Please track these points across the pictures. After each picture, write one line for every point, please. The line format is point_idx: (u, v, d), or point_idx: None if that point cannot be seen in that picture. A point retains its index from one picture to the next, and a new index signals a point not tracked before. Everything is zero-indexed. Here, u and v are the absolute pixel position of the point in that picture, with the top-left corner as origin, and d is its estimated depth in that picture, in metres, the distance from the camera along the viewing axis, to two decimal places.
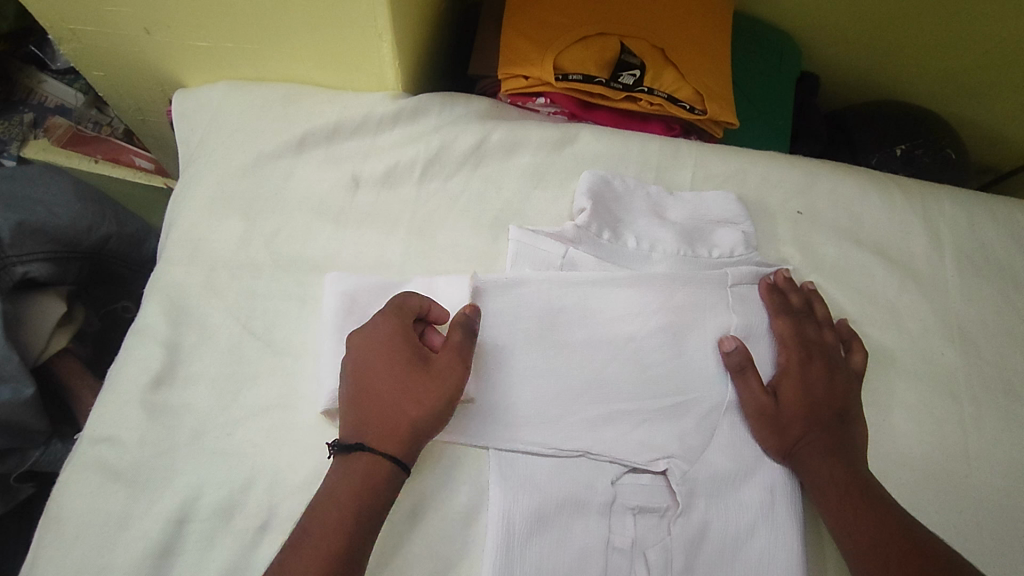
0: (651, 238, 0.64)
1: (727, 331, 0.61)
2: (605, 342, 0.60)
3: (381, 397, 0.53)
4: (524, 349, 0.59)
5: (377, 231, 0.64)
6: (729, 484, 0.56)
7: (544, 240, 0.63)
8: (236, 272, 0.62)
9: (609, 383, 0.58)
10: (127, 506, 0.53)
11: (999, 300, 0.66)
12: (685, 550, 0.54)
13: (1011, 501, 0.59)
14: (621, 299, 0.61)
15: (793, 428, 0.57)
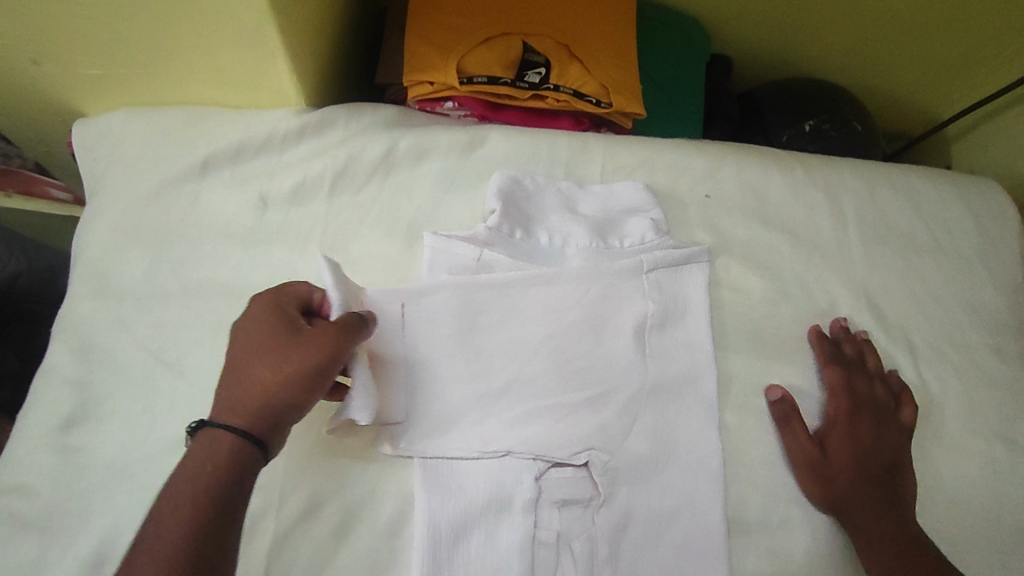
0: (563, 233, 0.65)
1: (644, 318, 0.62)
2: (523, 341, 0.61)
3: (233, 377, 0.48)
4: (446, 358, 0.60)
5: (288, 249, 0.63)
6: (652, 470, 0.58)
7: (459, 244, 0.63)
8: (145, 303, 0.61)
9: (528, 381, 0.59)
10: (42, 552, 0.52)
11: (899, 266, 0.69)
12: (610, 537, 0.55)
13: (918, 457, 0.62)
14: (539, 297, 0.62)
15: (837, 440, 0.60)
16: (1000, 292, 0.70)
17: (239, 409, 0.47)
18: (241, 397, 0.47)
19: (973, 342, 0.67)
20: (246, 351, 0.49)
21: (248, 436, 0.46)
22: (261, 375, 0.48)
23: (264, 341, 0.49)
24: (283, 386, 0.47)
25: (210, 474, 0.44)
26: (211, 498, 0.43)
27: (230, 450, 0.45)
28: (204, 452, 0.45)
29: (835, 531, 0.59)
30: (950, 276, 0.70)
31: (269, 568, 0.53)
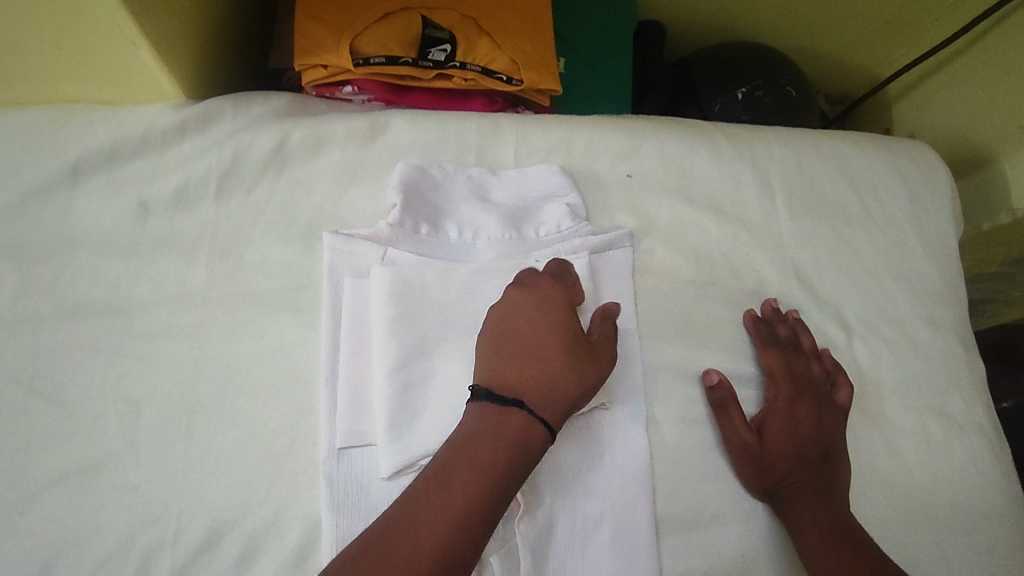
0: (475, 225, 0.61)
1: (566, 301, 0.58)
2: (441, 338, 0.56)
3: (542, 355, 0.50)
4: (359, 371, 0.56)
5: (174, 258, 0.58)
6: (576, 474, 0.54)
7: (362, 244, 0.59)
8: (10, 327, 0.55)
9: (443, 391, 0.54)
10: None
11: (831, 238, 0.66)
12: (533, 549, 0.51)
13: (855, 436, 0.60)
14: (451, 289, 0.58)
15: (772, 429, 0.57)
16: (933, 258, 0.68)
17: (548, 395, 0.48)
18: (527, 377, 0.49)
19: (906, 312, 0.65)
20: (545, 329, 0.51)
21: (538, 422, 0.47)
22: (545, 359, 0.50)
23: (574, 333, 0.52)
24: (575, 378, 0.50)
25: (487, 460, 0.45)
26: (492, 484, 0.45)
27: (523, 427, 0.47)
28: (498, 424, 0.47)
29: (769, 522, 0.57)
30: (881, 245, 0.67)
31: None
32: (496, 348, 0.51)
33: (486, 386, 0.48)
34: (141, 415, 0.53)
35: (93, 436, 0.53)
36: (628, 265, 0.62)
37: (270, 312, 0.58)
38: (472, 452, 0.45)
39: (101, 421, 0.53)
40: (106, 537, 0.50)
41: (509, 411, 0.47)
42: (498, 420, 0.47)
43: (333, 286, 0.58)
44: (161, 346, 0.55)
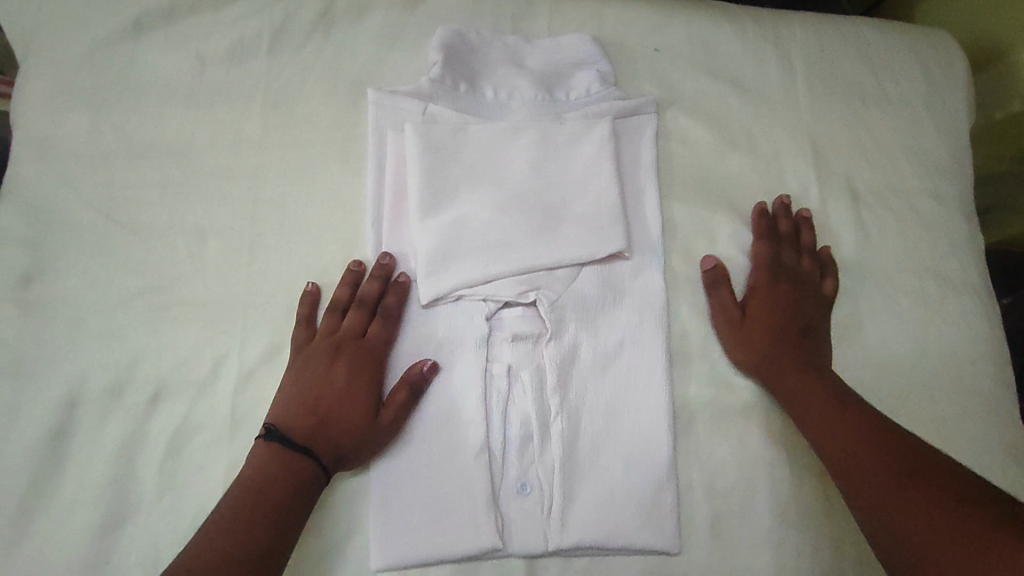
0: (510, 87, 0.65)
1: (595, 160, 0.63)
2: (479, 185, 0.62)
3: (307, 401, 0.56)
4: (402, 215, 0.62)
5: (230, 109, 0.63)
6: (599, 309, 0.61)
7: (404, 99, 0.63)
8: (87, 163, 0.60)
9: (479, 231, 0.60)
10: (16, 398, 0.55)
11: (846, 115, 0.70)
12: (557, 369, 0.58)
13: (852, 292, 0.66)
14: (488, 140, 0.62)
15: (755, 303, 0.62)
16: (944, 138, 0.71)
17: (318, 438, 0.54)
18: (298, 419, 0.55)
19: (914, 185, 0.69)
20: (338, 373, 0.57)
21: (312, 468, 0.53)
22: (327, 402, 0.56)
23: (336, 381, 0.57)
24: (354, 420, 0.55)
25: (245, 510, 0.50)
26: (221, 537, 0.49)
27: (306, 477, 0.53)
28: (268, 456, 0.53)
29: None
30: (895, 123, 0.70)
31: (233, 404, 0.58)
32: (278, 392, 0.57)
33: (271, 425, 0.54)
34: (207, 246, 0.60)
35: (166, 261, 0.59)
36: (653, 130, 0.66)
37: (321, 161, 0.63)
38: (236, 503, 0.51)
39: (173, 248, 0.59)
40: (181, 345, 0.58)
41: (280, 446, 0.53)
42: (281, 452, 0.53)
43: (377, 136, 0.63)
44: (224, 187, 0.61)
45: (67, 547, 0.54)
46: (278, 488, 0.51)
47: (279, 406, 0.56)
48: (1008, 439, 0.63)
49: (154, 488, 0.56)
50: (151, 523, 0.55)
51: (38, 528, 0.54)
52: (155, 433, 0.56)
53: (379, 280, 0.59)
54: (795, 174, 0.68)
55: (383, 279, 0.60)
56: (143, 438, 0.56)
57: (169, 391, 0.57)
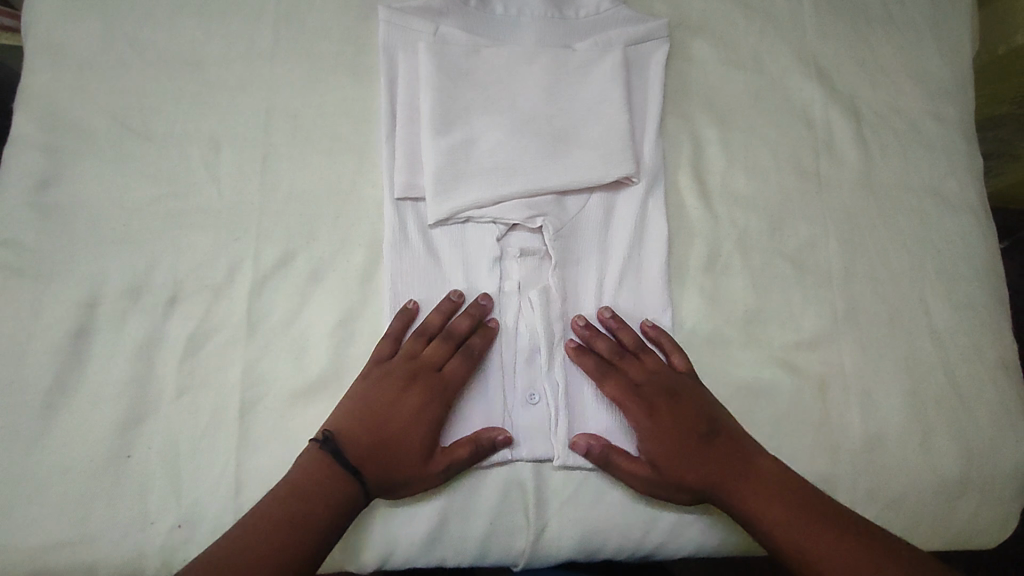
0: (519, 5, 0.66)
1: (606, 78, 0.64)
2: (489, 107, 0.62)
3: (371, 421, 0.54)
4: (412, 134, 0.62)
5: (241, 20, 0.64)
6: (603, 233, 0.61)
7: (416, 15, 0.63)
8: (103, 71, 0.62)
9: (489, 153, 0.61)
10: (36, 297, 0.56)
11: (851, 34, 0.70)
12: (561, 289, 0.59)
13: (861, 209, 0.66)
14: (498, 60, 0.63)
15: (686, 434, 0.55)
16: (946, 57, 0.72)
17: (369, 470, 0.52)
18: (360, 433, 0.53)
19: (915, 107, 0.70)
20: (407, 404, 0.54)
21: (352, 495, 0.51)
22: (391, 431, 0.54)
23: (403, 406, 0.54)
24: (407, 460, 0.53)
25: None
26: None
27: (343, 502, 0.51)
28: (318, 466, 0.52)
29: (779, 276, 0.63)
30: (899, 45, 0.71)
31: (249, 310, 0.57)
32: (343, 403, 0.55)
33: (330, 433, 0.53)
34: (220, 154, 0.61)
35: (180, 168, 0.60)
36: (664, 50, 0.67)
37: (332, 71, 0.63)
38: None
39: (188, 156, 0.60)
40: (197, 249, 0.58)
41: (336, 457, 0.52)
42: (329, 470, 0.52)
43: (387, 54, 0.63)
44: (237, 97, 0.62)
45: (85, 444, 0.53)
46: (309, 507, 0.50)
47: (341, 416, 0.54)
48: (1004, 349, 0.65)
49: (172, 388, 0.55)
50: (172, 421, 0.55)
51: (58, 424, 0.53)
52: (172, 337, 0.56)
53: (470, 318, 0.57)
54: (801, 94, 0.68)
55: (476, 318, 0.57)
56: (160, 342, 0.56)
57: (187, 295, 0.57)
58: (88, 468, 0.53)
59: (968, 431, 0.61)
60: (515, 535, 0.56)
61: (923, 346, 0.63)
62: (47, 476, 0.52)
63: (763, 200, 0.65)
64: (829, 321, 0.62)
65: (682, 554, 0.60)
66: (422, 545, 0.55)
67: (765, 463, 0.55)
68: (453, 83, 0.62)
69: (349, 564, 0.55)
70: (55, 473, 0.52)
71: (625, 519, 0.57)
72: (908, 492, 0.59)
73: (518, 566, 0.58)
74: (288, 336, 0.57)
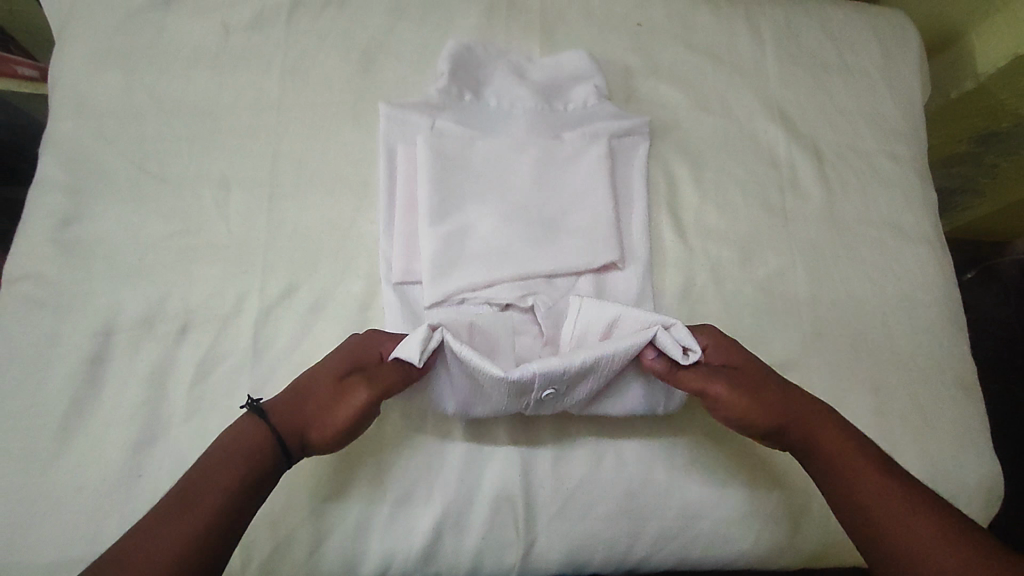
0: (511, 98, 0.71)
1: (593, 163, 0.67)
2: (482, 196, 0.65)
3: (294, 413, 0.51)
4: (410, 224, 0.65)
5: (252, 72, 0.70)
6: None
7: (418, 112, 0.68)
8: (123, 119, 0.67)
9: (483, 240, 0.63)
10: (55, 327, 0.60)
11: (811, 82, 0.77)
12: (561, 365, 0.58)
13: (825, 240, 0.71)
14: (489, 147, 0.66)
15: (767, 393, 0.53)
16: (899, 102, 0.78)
17: (284, 426, 0.50)
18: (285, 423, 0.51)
19: (872, 147, 0.76)
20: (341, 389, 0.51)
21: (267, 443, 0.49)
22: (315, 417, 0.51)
23: (334, 372, 0.52)
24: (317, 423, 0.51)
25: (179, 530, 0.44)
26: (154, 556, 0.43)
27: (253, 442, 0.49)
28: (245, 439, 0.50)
29: (751, 302, 0.68)
30: (854, 91, 0.78)
31: (255, 337, 0.61)
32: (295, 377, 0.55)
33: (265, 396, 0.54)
34: (229, 194, 0.66)
35: (192, 206, 0.65)
36: (646, 148, 0.71)
37: (335, 118, 0.69)
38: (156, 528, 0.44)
39: (200, 195, 0.65)
40: (207, 281, 0.63)
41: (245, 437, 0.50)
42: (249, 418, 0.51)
43: (385, 147, 0.67)
44: (246, 142, 0.67)
45: (99, 465, 0.56)
46: (220, 479, 0.47)
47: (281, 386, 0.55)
48: (962, 369, 0.69)
49: (182, 412, 0.59)
50: (181, 442, 0.58)
51: (74, 447, 0.57)
52: (183, 363, 0.60)
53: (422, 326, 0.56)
54: (766, 135, 0.74)
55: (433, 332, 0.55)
56: (171, 368, 0.60)
57: (197, 324, 0.61)
58: (101, 488, 0.55)
59: (932, 445, 0.65)
60: (505, 549, 0.59)
61: (887, 367, 0.67)
62: (61, 496, 0.55)
63: (733, 232, 0.70)
64: (798, 344, 0.67)
65: (665, 567, 0.63)
66: (418, 559, 0.58)
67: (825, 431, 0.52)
68: (446, 167, 0.65)
69: None
70: (69, 494, 0.55)
71: (610, 533, 0.60)
72: None
73: None
74: (290, 362, 0.61)
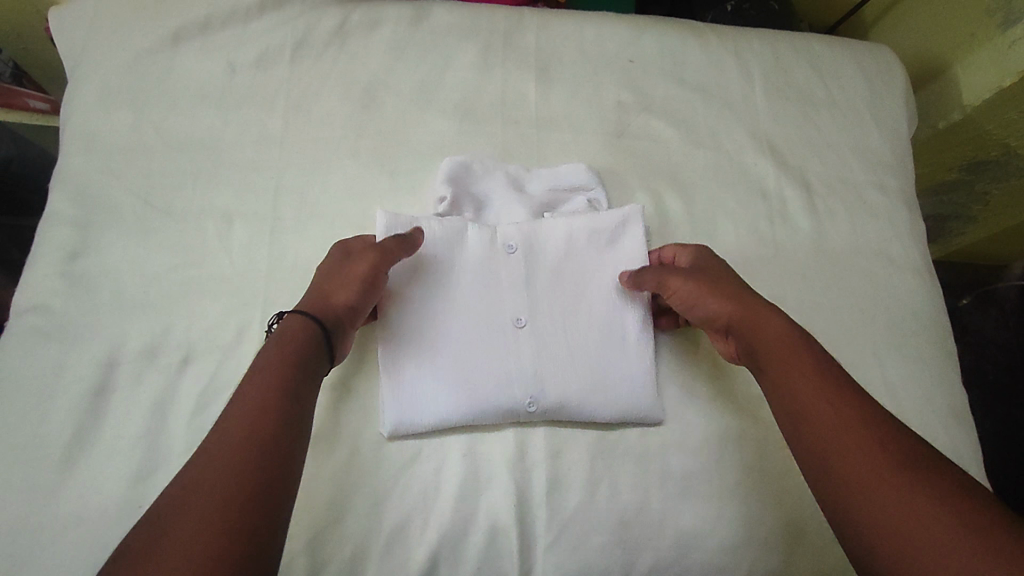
0: (503, 211, 0.71)
1: (581, 244, 0.69)
2: (475, 284, 0.66)
3: (321, 301, 0.59)
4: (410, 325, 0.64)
5: (256, 109, 0.72)
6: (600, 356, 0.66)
7: (404, 242, 0.66)
8: (130, 155, 0.70)
9: (480, 333, 0.64)
10: (60, 358, 0.61)
11: (799, 116, 0.79)
12: (535, 351, 0.65)
13: (814, 270, 0.73)
14: (482, 247, 0.67)
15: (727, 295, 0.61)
16: (885, 134, 0.80)
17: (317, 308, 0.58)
18: (316, 307, 0.58)
19: (859, 178, 0.78)
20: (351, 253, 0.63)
21: (314, 331, 0.56)
22: (335, 282, 0.60)
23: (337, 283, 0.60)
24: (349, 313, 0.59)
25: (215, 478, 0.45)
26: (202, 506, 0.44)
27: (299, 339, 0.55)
28: (286, 334, 0.55)
29: None
30: (842, 124, 0.80)
31: None
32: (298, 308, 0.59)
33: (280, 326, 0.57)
34: (232, 227, 0.67)
35: (196, 238, 0.67)
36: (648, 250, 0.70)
37: (336, 153, 0.71)
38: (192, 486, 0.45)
39: (203, 229, 0.67)
40: (209, 313, 0.64)
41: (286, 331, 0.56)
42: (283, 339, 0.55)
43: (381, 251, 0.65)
44: (249, 176, 0.70)
45: (99, 495, 0.57)
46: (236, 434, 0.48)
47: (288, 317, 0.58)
48: (952, 397, 0.70)
49: (182, 442, 0.60)
50: None
51: (76, 477, 0.58)
52: (184, 393, 0.61)
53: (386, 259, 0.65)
54: (756, 167, 0.76)
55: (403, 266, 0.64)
56: (173, 397, 0.61)
57: (199, 354, 0.63)
58: (100, 519, 0.56)
59: None
60: None
61: (880, 395, 0.68)
62: (62, 527, 0.56)
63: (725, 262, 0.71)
64: None
65: None
66: None
67: (798, 381, 0.53)
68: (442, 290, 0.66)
69: None
70: (70, 524, 0.56)
71: (604, 563, 0.60)
72: None
73: None
74: None
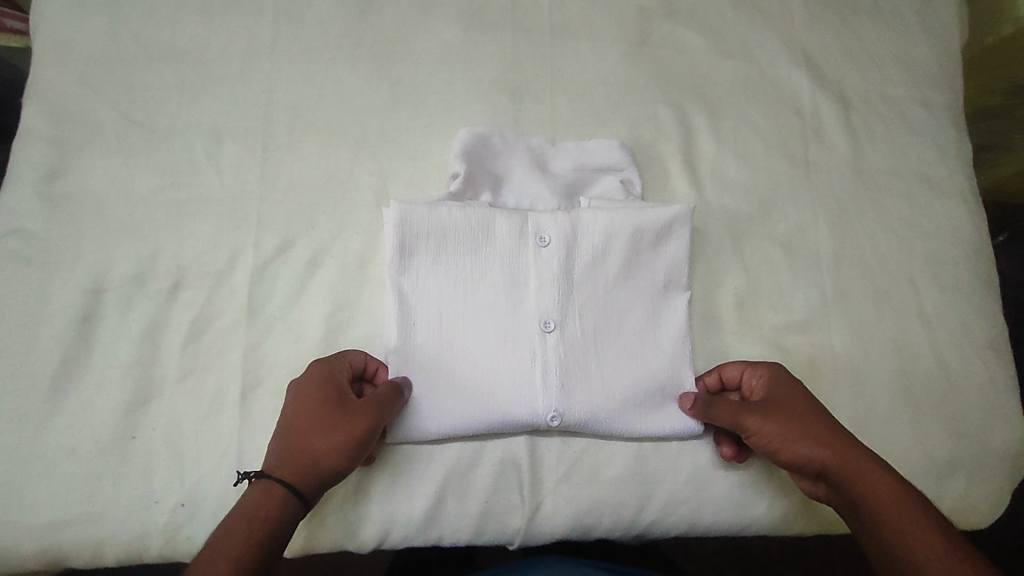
0: (531, 196, 0.63)
1: (619, 229, 0.59)
2: (495, 280, 0.58)
3: (308, 455, 0.50)
4: (420, 328, 0.57)
5: (244, 16, 0.66)
6: (631, 361, 0.58)
7: (426, 237, 0.57)
8: (106, 66, 0.64)
9: (498, 335, 0.57)
10: (43, 284, 0.58)
11: (838, 25, 0.72)
12: (561, 359, 0.56)
13: (849, 196, 0.67)
14: (506, 237, 0.58)
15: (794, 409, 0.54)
16: (932, 46, 0.73)
17: (295, 468, 0.50)
18: (298, 467, 0.50)
19: (902, 94, 0.71)
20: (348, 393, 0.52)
21: (292, 500, 0.49)
22: (323, 438, 0.50)
23: (320, 425, 0.50)
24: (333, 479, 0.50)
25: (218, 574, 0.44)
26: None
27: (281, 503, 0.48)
28: (263, 496, 0.48)
29: (767, 260, 0.64)
30: (886, 35, 0.73)
31: (249, 296, 0.59)
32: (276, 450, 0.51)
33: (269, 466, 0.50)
34: (220, 146, 0.62)
35: (183, 158, 0.62)
36: (688, 241, 0.61)
37: (329, 66, 0.65)
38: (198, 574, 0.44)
39: (190, 147, 0.62)
40: (199, 238, 0.60)
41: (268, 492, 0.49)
42: (265, 497, 0.48)
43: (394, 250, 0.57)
44: (237, 91, 0.64)
45: (92, 425, 0.55)
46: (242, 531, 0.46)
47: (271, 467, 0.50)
48: (991, 329, 0.66)
49: (175, 371, 0.57)
50: (175, 404, 0.56)
51: (65, 408, 0.55)
52: (175, 322, 0.58)
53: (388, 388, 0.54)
54: (790, 82, 0.70)
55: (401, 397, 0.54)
56: (162, 327, 0.58)
57: (189, 282, 0.59)
58: (94, 449, 0.54)
59: (958, 410, 0.62)
60: (509, 514, 0.57)
61: (912, 328, 0.64)
62: (54, 459, 0.53)
63: (753, 186, 0.66)
64: (818, 304, 0.63)
65: (676, 534, 0.60)
66: (419, 523, 0.56)
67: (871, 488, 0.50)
68: (461, 281, 0.58)
69: (347, 541, 0.56)
70: (62, 455, 0.54)
71: (618, 498, 0.57)
72: (901, 464, 0.60)
73: (514, 544, 0.59)
74: (286, 321, 0.58)
